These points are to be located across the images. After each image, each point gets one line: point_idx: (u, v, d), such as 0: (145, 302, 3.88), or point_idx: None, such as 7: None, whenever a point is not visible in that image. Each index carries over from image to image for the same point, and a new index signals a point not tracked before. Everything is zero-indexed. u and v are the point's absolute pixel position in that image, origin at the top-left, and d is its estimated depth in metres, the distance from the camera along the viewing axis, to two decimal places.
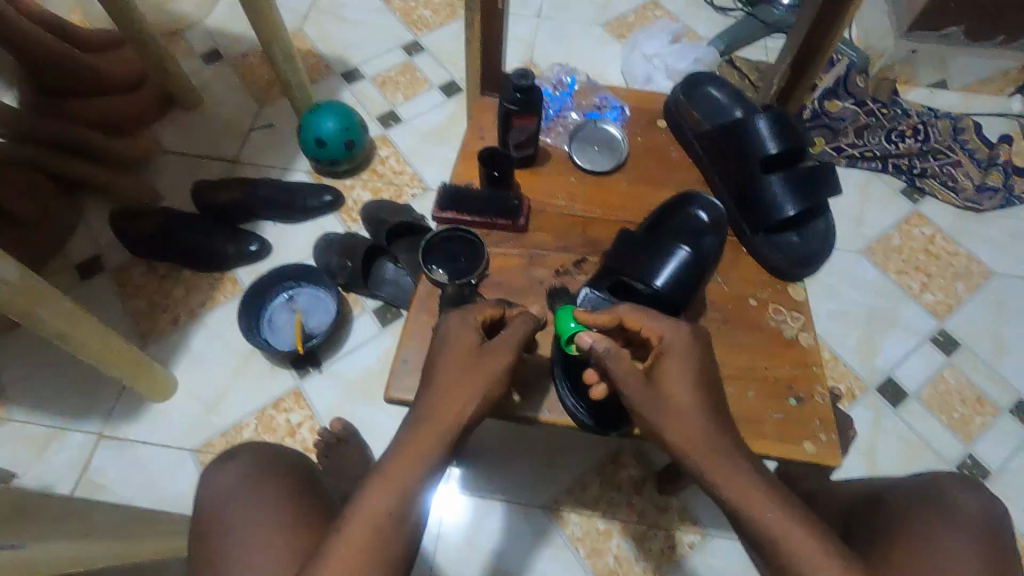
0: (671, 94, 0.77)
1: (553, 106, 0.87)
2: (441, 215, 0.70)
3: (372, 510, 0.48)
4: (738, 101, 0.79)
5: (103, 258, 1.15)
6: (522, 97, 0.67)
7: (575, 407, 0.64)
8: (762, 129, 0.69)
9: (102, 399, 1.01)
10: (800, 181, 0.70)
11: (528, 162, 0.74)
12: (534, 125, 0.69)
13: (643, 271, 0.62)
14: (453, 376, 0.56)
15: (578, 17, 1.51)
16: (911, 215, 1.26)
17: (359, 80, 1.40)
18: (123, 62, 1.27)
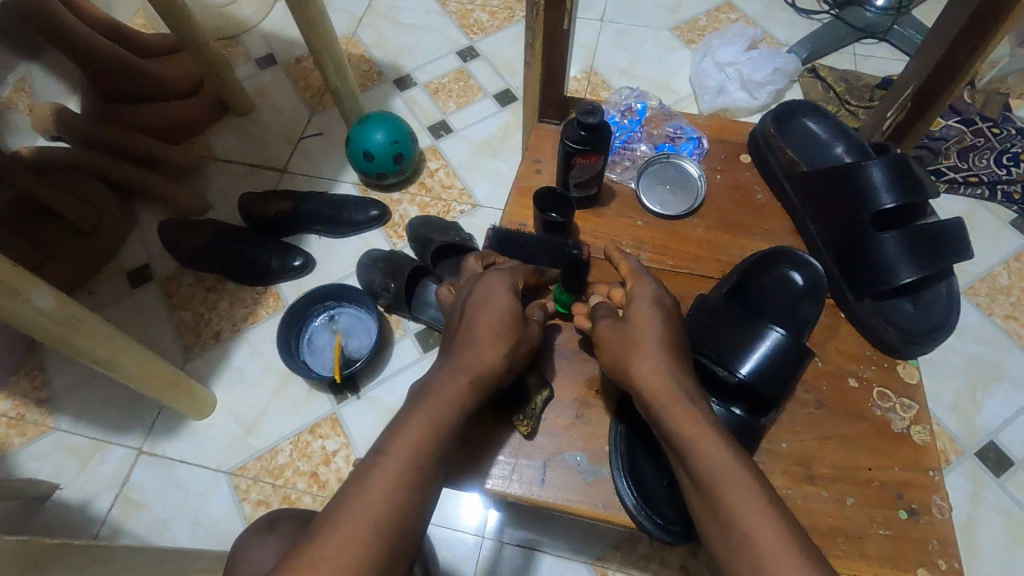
0: (761, 126, 0.71)
1: (621, 136, 0.83)
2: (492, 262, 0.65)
3: (386, 469, 0.47)
4: (844, 135, 0.70)
5: (152, 267, 1.14)
6: (588, 135, 0.59)
7: (636, 508, 0.56)
8: (875, 179, 0.59)
9: (144, 413, 1.00)
10: (922, 241, 0.60)
11: (589, 202, 0.69)
12: (600, 164, 0.62)
13: (727, 357, 0.56)
14: (482, 331, 0.55)
15: (645, 20, 1.40)
16: (1023, 251, 1.10)
17: (412, 87, 1.35)
18: (180, 67, 1.27)
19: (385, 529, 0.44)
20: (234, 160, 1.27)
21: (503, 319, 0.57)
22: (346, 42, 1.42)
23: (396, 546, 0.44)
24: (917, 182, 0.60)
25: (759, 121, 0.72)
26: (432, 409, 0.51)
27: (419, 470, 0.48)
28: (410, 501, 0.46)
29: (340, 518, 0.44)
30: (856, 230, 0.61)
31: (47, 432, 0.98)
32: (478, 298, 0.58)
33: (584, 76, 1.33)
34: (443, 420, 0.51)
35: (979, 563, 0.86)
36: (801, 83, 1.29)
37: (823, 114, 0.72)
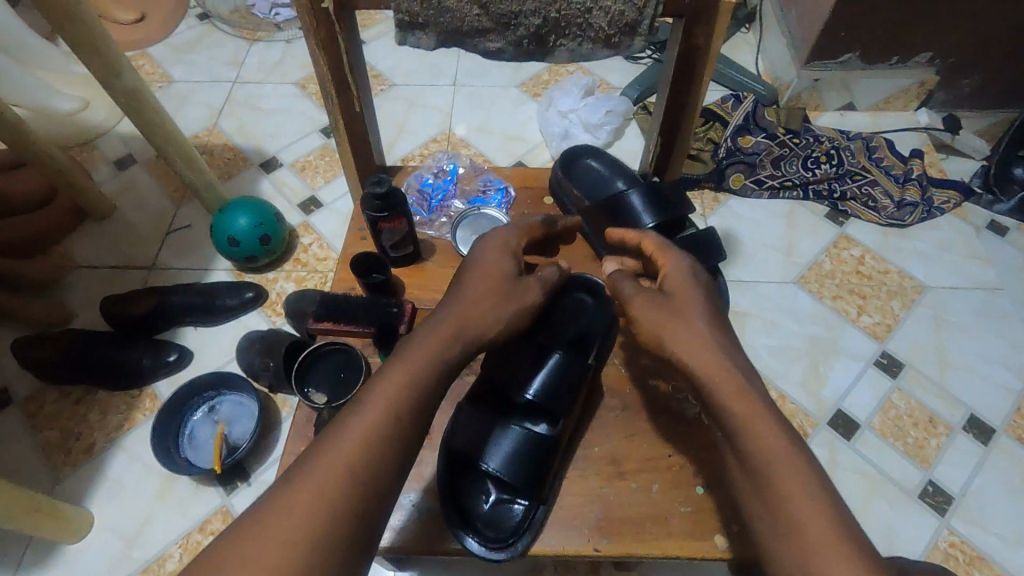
0: (552, 172, 0.81)
1: (437, 196, 0.92)
2: (316, 326, 0.69)
3: (343, 444, 0.46)
4: (617, 171, 0.80)
5: (11, 389, 1.08)
6: (383, 203, 0.65)
7: (465, 537, 0.61)
8: (636, 205, 0.71)
9: (9, 551, 0.92)
10: (685, 252, 0.70)
11: (412, 258, 0.74)
12: (404, 226, 0.69)
13: (519, 382, 0.64)
14: (475, 297, 0.58)
15: (493, 81, 1.53)
16: (838, 238, 1.27)
17: (278, 168, 1.39)
18: (28, 180, 1.23)
19: (335, 510, 0.44)
20: (97, 265, 1.25)
21: (502, 284, 0.60)
22: (207, 134, 1.45)
23: (346, 526, 0.44)
24: (672, 205, 0.71)
25: (551, 171, 0.80)
26: (399, 377, 0.50)
27: (381, 444, 0.47)
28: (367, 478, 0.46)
29: (289, 497, 0.44)
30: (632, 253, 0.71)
31: None
32: (481, 261, 0.62)
33: (443, 137, 1.42)
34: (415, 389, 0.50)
35: None
36: (636, 120, 1.44)
37: (600, 154, 0.82)
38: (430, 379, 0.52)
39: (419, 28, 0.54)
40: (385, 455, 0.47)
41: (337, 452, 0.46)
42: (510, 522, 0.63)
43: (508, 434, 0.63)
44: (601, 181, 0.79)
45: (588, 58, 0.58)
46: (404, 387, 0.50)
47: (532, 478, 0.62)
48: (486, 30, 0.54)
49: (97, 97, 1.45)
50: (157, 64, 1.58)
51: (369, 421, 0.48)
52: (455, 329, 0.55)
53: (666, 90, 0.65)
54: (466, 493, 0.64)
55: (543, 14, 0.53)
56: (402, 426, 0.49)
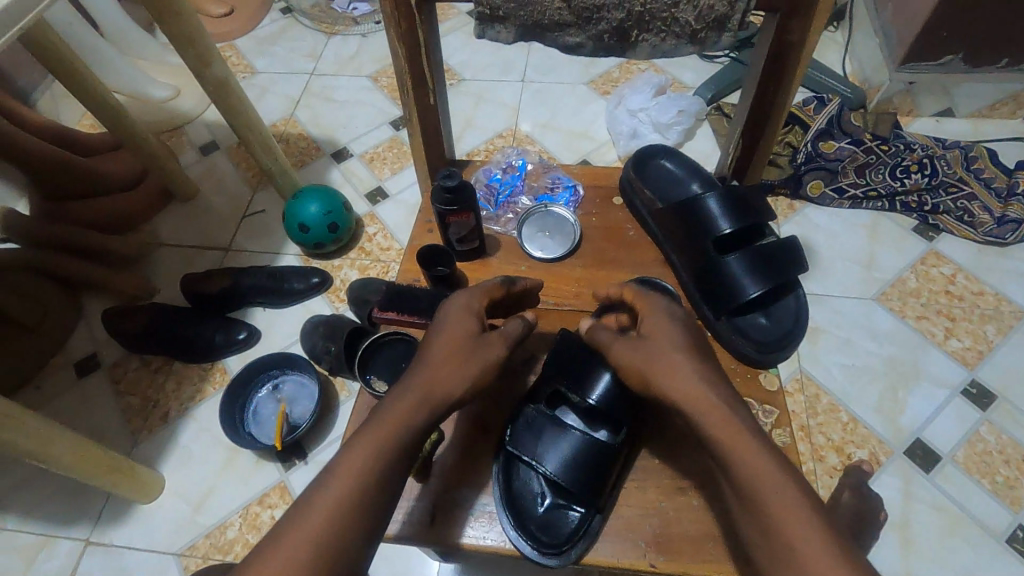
0: (624, 172, 0.79)
1: (504, 192, 0.92)
2: (382, 316, 0.71)
3: (324, 499, 0.47)
4: (694, 171, 0.78)
5: (100, 355, 1.16)
6: (453, 197, 0.65)
7: (517, 537, 0.61)
8: (711, 209, 0.67)
9: (90, 505, 0.99)
10: (763, 261, 0.67)
11: (476, 253, 0.75)
12: (472, 221, 0.69)
13: (581, 385, 0.63)
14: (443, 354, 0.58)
15: (563, 78, 1.51)
16: (927, 254, 1.18)
17: (348, 159, 1.43)
18: (123, 162, 1.33)
19: (321, 562, 0.44)
20: (179, 243, 1.32)
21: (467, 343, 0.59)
22: (285, 123, 1.51)
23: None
24: (751, 210, 0.67)
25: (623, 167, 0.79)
26: (385, 422, 0.51)
27: (365, 493, 0.48)
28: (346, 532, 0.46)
29: (274, 552, 0.44)
30: (703, 256, 0.68)
31: None
32: (440, 331, 0.61)
33: (509, 133, 1.42)
34: (395, 439, 0.51)
35: (916, 559, 0.89)
36: (709, 121, 1.39)
37: (676, 155, 0.80)
38: (413, 421, 0.53)
39: (499, 21, 0.54)
40: (367, 504, 0.48)
41: (319, 506, 0.47)
42: (563, 528, 0.62)
43: (565, 438, 0.62)
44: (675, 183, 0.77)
45: (671, 55, 0.55)
46: (383, 440, 0.50)
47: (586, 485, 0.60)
48: (566, 23, 0.53)
49: (188, 86, 1.54)
50: (242, 56, 1.66)
51: (348, 475, 0.48)
52: (421, 396, 0.55)
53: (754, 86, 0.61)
54: (520, 495, 0.64)
55: (627, 8, 0.51)
56: (389, 464, 0.50)
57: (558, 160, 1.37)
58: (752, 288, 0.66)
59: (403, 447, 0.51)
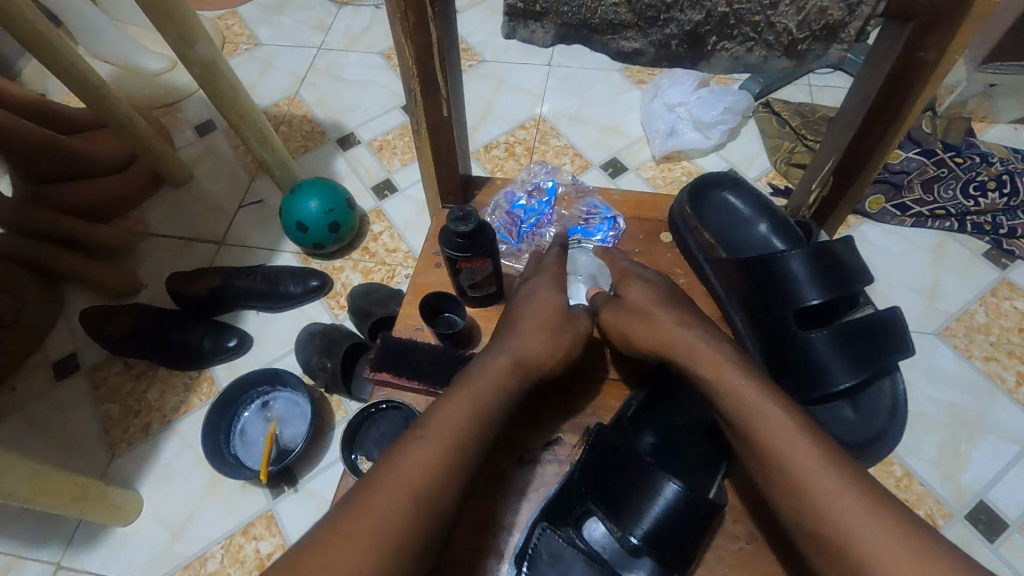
0: (677, 204, 0.70)
1: (528, 221, 0.80)
2: (375, 376, 0.60)
3: (423, 450, 0.47)
4: (763, 211, 0.71)
5: (80, 355, 1.08)
6: (467, 241, 0.54)
7: None
8: (796, 274, 0.59)
9: (62, 524, 0.92)
10: (857, 344, 0.58)
11: (492, 297, 0.65)
12: (489, 266, 0.58)
13: (620, 512, 0.53)
14: (535, 330, 0.58)
15: (594, 63, 1.36)
16: (999, 285, 1.04)
17: (355, 146, 1.30)
18: (111, 142, 1.22)
19: (418, 512, 0.45)
20: (169, 233, 1.22)
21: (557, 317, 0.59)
22: (288, 103, 1.38)
23: (430, 528, 0.45)
24: (841, 281, 0.58)
25: (677, 198, 0.71)
26: (479, 388, 0.52)
27: (461, 453, 0.48)
28: (431, 497, 0.46)
29: (371, 498, 0.44)
30: (782, 327, 0.60)
31: None
32: (525, 301, 0.61)
33: (532, 124, 1.29)
34: (491, 402, 0.52)
35: None
36: (756, 119, 1.25)
37: (743, 188, 0.73)
38: (504, 389, 0.53)
39: (535, 18, 0.42)
40: (465, 463, 0.48)
41: (416, 458, 0.47)
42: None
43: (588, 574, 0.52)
44: (737, 224, 0.72)
45: (756, 69, 0.43)
46: (479, 402, 0.51)
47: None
48: (623, 24, 0.41)
49: None
50: (245, 25, 1.52)
51: (448, 428, 0.49)
52: (514, 359, 0.55)
53: (856, 122, 0.55)
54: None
55: (709, 7, 0.38)
56: (483, 431, 0.50)
57: (585, 157, 1.23)
58: (843, 378, 0.58)
59: (498, 409, 0.52)
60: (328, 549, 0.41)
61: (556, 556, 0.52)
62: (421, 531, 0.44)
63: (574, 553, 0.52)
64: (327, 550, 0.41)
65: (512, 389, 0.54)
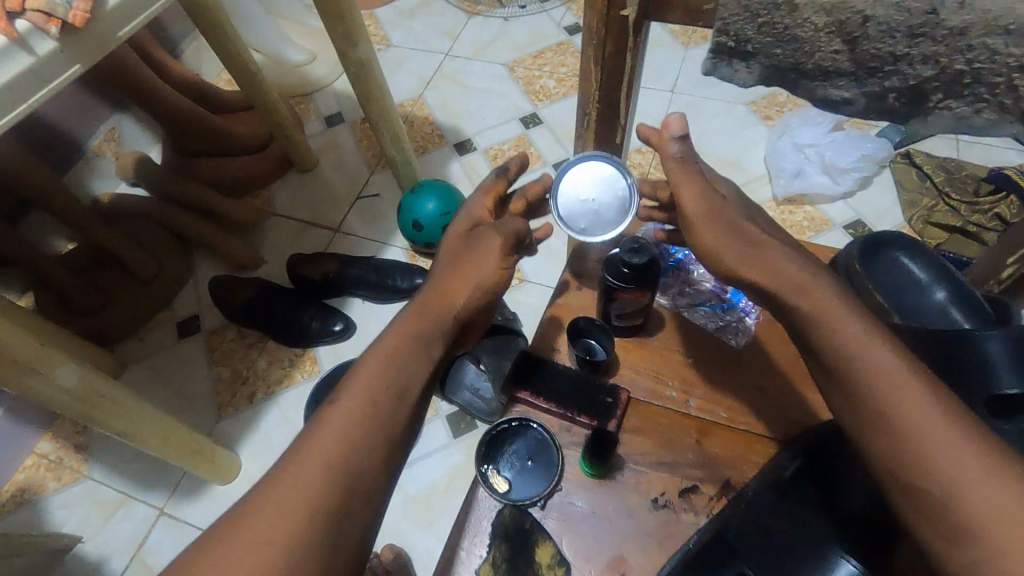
0: (841, 253, 0.67)
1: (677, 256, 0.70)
2: (509, 393, 0.60)
3: (332, 424, 0.43)
4: (941, 281, 0.65)
5: (201, 318, 1.16)
6: (631, 274, 0.55)
7: None
8: (993, 354, 0.50)
9: (169, 473, 0.99)
10: None
11: (633, 329, 0.63)
12: (646, 299, 0.57)
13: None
14: (450, 271, 0.51)
15: (720, 94, 1.33)
16: None
17: (471, 152, 1.34)
18: (252, 125, 1.31)
19: (339, 480, 0.41)
20: (291, 215, 1.30)
21: (465, 252, 0.52)
22: (412, 104, 1.44)
23: (354, 494, 0.41)
24: None
25: (845, 248, 0.67)
26: (393, 337, 0.48)
27: (376, 411, 0.44)
28: (355, 455, 0.42)
29: (283, 478, 0.41)
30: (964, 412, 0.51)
31: (79, 480, 0.99)
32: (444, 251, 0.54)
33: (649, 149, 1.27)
34: (402, 351, 0.47)
35: None
36: (893, 169, 1.17)
37: (921, 254, 0.67)
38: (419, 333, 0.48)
39: (743, 56, 0.40)
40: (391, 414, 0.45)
41: (325, 430, 0.43)
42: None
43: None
44: (911, 290, 0.65)
45: (978, 132, 0.40)
46: (391, 358, 0.46)
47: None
48: (838, 71, 0.39)
49: (324, 53, 1.50)
50: (380, 26, 1.60)
51: (355, 393, 0.44)
52: (422, 307, 0.49)
53: None
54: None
55: (946, 63, 0.36)
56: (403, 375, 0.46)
57: None
58: None
59: (414, 356, 0.47)
60: (244, 534, 0.38)
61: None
62: (349, 500, 0.41)
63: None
64: (244, 530, 0.39)
65: (426, 334, 0.48)
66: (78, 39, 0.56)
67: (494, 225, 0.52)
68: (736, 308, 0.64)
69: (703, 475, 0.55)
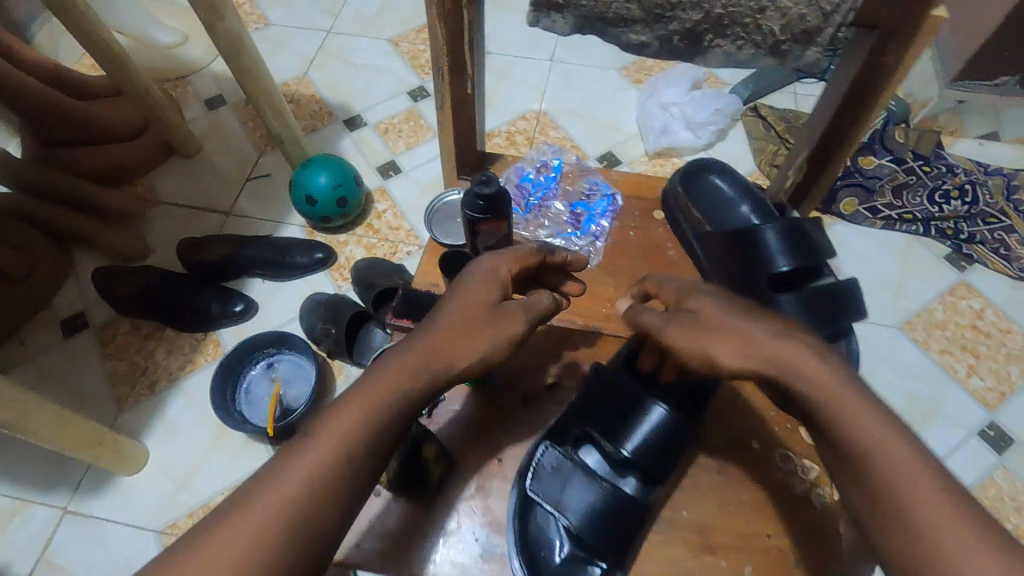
0: (669, 186, 0.78)
1: (537, 194, 0.91)
2: (397, 324, 0.64)
3: (291, 479, 0.44)
4: (747, 195, 0.77)
5: (89, 314, 1.11)
6: (486, 205, 0.62)
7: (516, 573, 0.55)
8: (772, 243, 0.65)
9: (69, 472, 0.96)
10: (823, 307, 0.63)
11: None
12: (503, 228, 0.66)
13: (618, 433, 0.58)
14: (460, 326, 0.52)
15: (594, 61, 1.43)
16: (957, 285, 1.13)
17: (362, 128, 1.35)
18: (124, 111, 1.25)
19: (293, 530, 0.43)
20: (178, 202, 1.26)
21: (484, 312, 0.54)
22: (297, 83, 1.42)
23: (304, 545, 0.43)
24: (811, 253, 0.65)
25: (669, 180, 0.79)
26: (375, 392, 0.48)
27: (342, 462, 0.45)
28: (319, 505, 0.44)
29: (243, 513, 0.43)
30: (756, 293, 0.66)
31: None
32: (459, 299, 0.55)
33: (533, 116, 1.35)
34: (380, 413, 0.47)
35: None
36: (743, 122, 1.32)
37: (729, 174, 0.79)
38: (404, 390, 0.49)
39: (556, 9, 0.50)
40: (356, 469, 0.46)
41: (286, 475, 0.44)
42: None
43: (591, 486, 0.56)
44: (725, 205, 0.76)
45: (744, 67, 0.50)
46: (367, 418, 0.47)
47: (612, 543, 0.54)
48: (632, 19, 0.50)
49: (197, 34, 1.44)
50: (257, 5, 1.56)
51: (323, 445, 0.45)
52: (418, 361, 0.50)
53: (825, 121, 0.63)
54: (531, 543, 0.56)
55: (706, 9, 0.48)
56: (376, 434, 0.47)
57: (583, 150, 1.30)
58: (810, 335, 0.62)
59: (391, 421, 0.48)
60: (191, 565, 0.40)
61: (557, 468, 0.57)
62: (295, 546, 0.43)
63: (574, 467, 0.57)
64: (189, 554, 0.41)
65: (411, 398, 0.48)
66: None
67: (517, 305, 0.55)
68: (589, 234, 0.84)
69: (564, 372, 0.66)
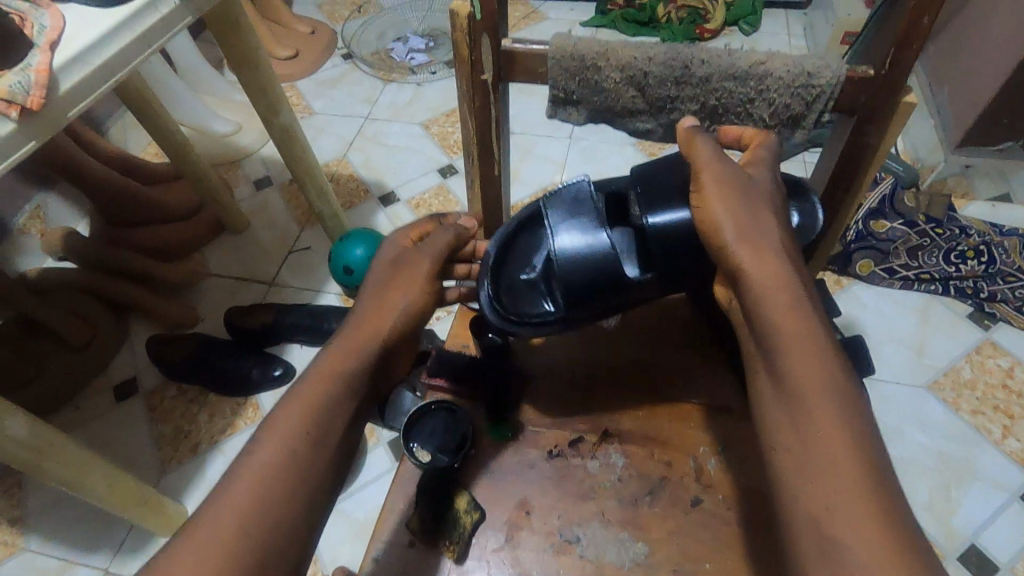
0: None
1: None
2: (430, 383, 0.66)
3: (242, 493, 0.45)
4: None
5: (139, 379, 1.19)
6: None
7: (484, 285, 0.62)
8: None
9: (113, 532, 1.00)
10: None
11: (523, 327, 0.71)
12: None
13: (652, 203, 0.56)
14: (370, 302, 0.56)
15: (610, 137, 1.53)
16: (982, 344, 1.14)
17: (395, 203, 1.46)
18: (181, 193, 1.38)
19: (253, 536, 0.43)
20: (225, 274, 1.36)
21: (389, 278, 0.57)
22: (337, 163, 1.56)
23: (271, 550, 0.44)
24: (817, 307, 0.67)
25: None
26: (310, 391, 0.50)
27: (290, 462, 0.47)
28: (276, 507, 0.45)
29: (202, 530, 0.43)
30: None
31: (15, 554, 0.98)
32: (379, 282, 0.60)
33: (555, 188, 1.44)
34: (321, 406, 0.50)
35: None
36: None
37: None
38: (335, 386, 0.51)
39: (573, 104, 0.62)
40: (307, 461, 0.48)
41: (226, 509, 0.44)
42: (532, 313, 0.62)
43: (592, 235, 0.57)
44: None
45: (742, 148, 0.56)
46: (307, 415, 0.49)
47: (578, 290, 0.57)
48: (638, 111, 0.61)
49: (249, 123, 1.60)
50: (302, 97, 1.73)
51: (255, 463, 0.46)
52: (342, 352, 0.53)
53: (819, 190, 0.68)
54: (517, 253, 0.64)
55: (702, 101, 0.59)
56: (318, 428, 0.49)
57: None
58: None
59: (333, 401, 0.50)
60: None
61: (575, 200, 0.59)
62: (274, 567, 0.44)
63: (590, 215, 0.58)
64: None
65: (344, 388, 0.51)
66: (33, 122, 0.60)
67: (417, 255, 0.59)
68: None
69: None
